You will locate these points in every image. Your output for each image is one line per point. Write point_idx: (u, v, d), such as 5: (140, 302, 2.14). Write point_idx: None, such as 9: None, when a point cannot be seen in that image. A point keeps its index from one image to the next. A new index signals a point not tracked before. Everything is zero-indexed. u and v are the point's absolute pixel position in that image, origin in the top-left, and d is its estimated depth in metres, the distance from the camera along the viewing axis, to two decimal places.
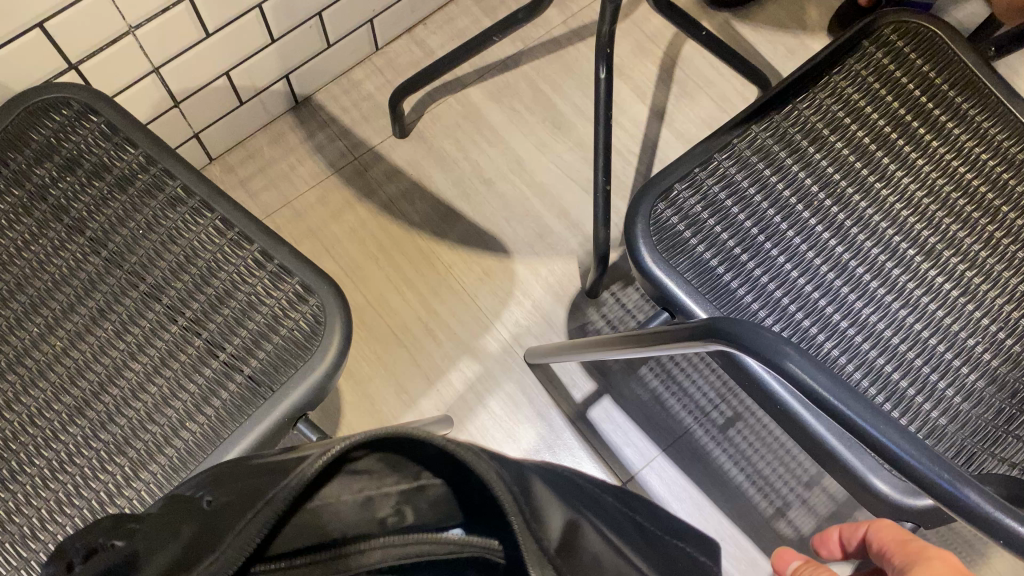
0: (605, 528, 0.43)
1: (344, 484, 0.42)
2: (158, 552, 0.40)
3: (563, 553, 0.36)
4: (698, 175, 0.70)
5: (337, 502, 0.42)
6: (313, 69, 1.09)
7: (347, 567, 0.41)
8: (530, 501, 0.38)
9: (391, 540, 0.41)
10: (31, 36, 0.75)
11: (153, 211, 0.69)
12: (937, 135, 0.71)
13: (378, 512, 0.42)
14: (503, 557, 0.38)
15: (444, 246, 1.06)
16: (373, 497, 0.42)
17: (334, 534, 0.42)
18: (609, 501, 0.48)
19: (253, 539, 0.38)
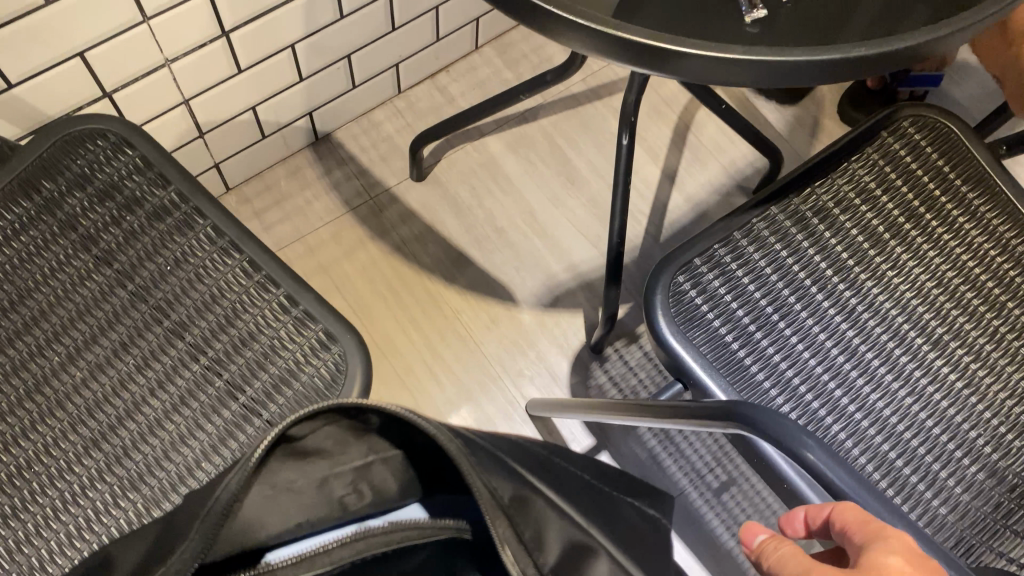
0: (547, 480, 0.49)
1: (299, 469, 0.47)
2: (128, 552, 0.47)
3: (517, 504, 0.42)
4: (716, 251, 0.72)
5: (296, 487, 0.48)
6: (336, 108, 1.11)
7: (329, 557, 0.49)
8: (478, 457, 0.43)
9: (372, 532, 0.49)
10: (70, 65, 0.77)
11: (182, 247, 0.70)
12: (948, 227, 0.74)
13: (337, 492, 0.49)
14: (473, 534, 0.49)
15: (452, 291, 1.07)
16: (329, 477, 0.48)
17: (298, 519, 0.49)
18: (545, 456, 0.54)
19: (212, 530, 0.43)
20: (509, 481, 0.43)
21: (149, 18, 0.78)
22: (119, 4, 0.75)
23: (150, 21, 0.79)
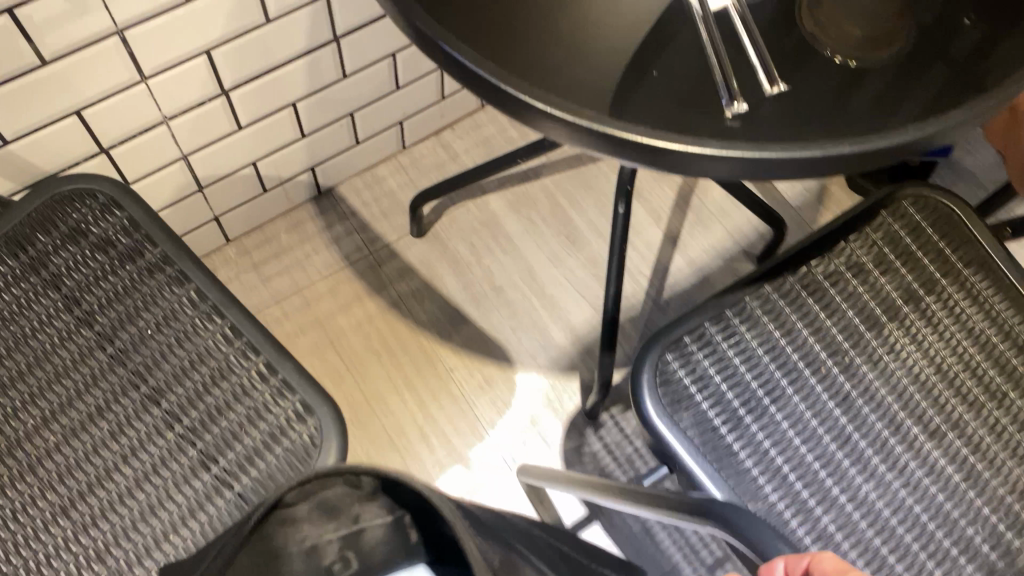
0: (530, 550, 0.48)
1: (286, 534, 0.44)
2: None
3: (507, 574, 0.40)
4: (708, 328, 0.71)
5: (281, 555, 0.45)
6: (338, 163, 1.11)
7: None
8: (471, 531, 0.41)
9: None
10: (66, 122, 0.77)
11: (165, 310, 0.69)
12: (947, 311, 0.72)
13: (323, 562, 0.45)
14: None
15: (447, 349, 1.05)
16: (318, 544, 0.45)
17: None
18: (534, 533, 0.55)
19: None
20: (495, 548, 0.42)
21: (147, 78, 0.79)
22: (117, 65, 0.76)
23: (148, 80, 0.79)
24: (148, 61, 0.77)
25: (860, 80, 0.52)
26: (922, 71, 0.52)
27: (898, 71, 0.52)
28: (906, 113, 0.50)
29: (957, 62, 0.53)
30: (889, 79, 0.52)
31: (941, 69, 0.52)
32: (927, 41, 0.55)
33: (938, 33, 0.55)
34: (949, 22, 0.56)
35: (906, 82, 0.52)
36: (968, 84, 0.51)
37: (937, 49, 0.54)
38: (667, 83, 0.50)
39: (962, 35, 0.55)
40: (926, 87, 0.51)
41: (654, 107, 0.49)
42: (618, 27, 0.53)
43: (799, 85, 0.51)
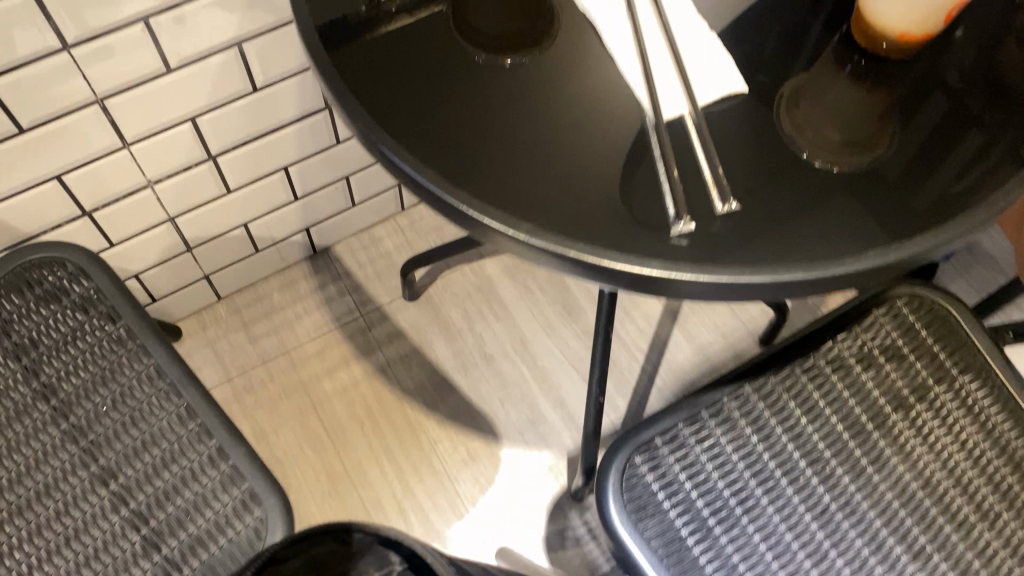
0: None
1: None
2: None
3: None
4: (680, 429, 0.68)
5: None
6: (333, 225, 1.10)
7: None
8: None
9: None
10: (47, 187, 0.77)
11: (123, 386, 0.68)
12: (938, 421, 0.68)
13: None
14: None
15: (431, 419, 1.03)
16: None
17: None
18: None
19: None
20: None
21: (129, 145, 0.79)
22: (97, 132, 0.76)
23: (130, 147, 0.79)
24: (129, 128, 0.77)
25: (853, 180, 0.48)
26: (918, 175, 0.48)
27: (893, 173, 0.48)
28: (891, 224, 0.45)
29: (958, 166, 0.48)
30: (880, 182, 0.48)
31: (939, 173, 0.48)
32: (933, 136, 0.50)
33: (947, 127, 0.50)
34: (961, 115, 0.51)
35: (898, 186, 0.47)
36: (967, 193, 0.47)
37: (942, 147, 0.49)
38: (630, 173, 0.46)
39: (971, 132, 0.50)
40: (920, 193, 0.47)
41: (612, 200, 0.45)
42: (601, 105, 0.49)
43: (782, 185, 0.47)
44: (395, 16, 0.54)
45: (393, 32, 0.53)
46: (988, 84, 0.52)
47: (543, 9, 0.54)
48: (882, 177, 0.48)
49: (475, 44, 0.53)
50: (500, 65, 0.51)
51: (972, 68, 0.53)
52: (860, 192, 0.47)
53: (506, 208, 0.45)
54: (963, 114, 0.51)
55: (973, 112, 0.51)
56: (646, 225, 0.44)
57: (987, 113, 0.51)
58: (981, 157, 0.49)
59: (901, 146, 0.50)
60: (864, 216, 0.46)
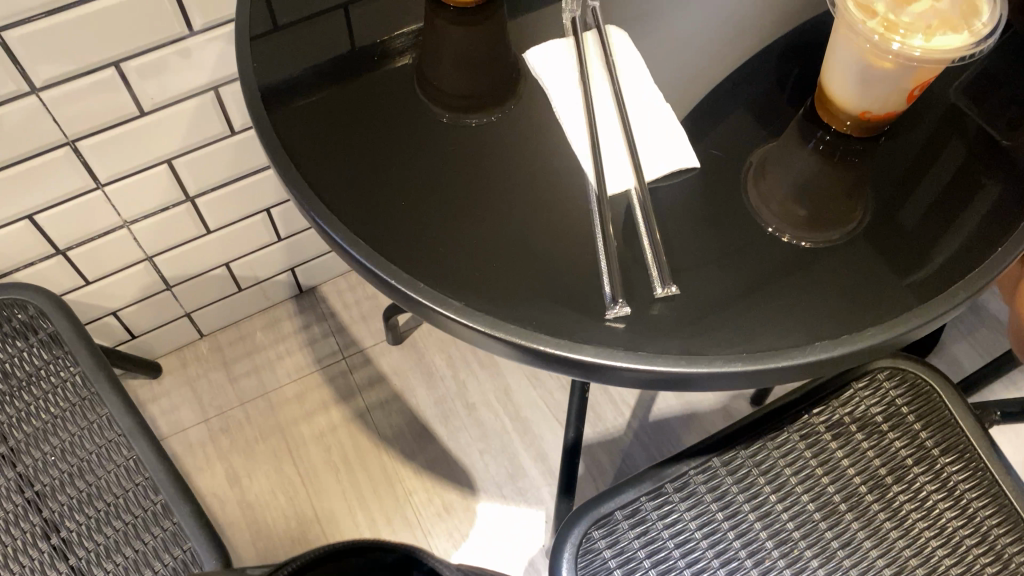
0: None
1: None
2: None
3: None
4: (643, 503, 0.65)
5: None
6: (320, 265, 1.10)
7: None
8: None
9: None
10: (18, 226, 0.77)
11: (74, 436, 0.66)
12: (916, 504, 0.65)
13: None
14: None
15: (408, 469, 1.01)
16: None
17: None
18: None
19: None
20: None
21: (103, 185, 0.79)
22: (70, 173, 0.75)
23: (104, 187, 0.79)
24: (103, 169, 0.77)
25: (812, 260, 0.45)
26: (881, 257, 0.46)
27: (855, 254, 0.46)
28: (844, 311, 0.43)
29: (923, 250, 0.46)
30: (839, 263, 0.45)
31: (903, 257, 0.45)
32: (902, 215, 0.47)
33: (918, 205, 0.48)
34: (935, 193, 0.48)
35: (858, 269, 0.45)
36: (931, 281, 0.44)
37: (911, 228, 0.47)
38: (570, 248, 0.45)
39: (944, 211, 0.48)
40: (879, 278, 0.44)
41: (547, 281, 0.43)
42: (542, 179, 0.47)
43: (734, 261, 0.45)
44: (379, 61, 0.54)
45: (346, 90, 0.52)
46: (967, 162, 0.50)
47: (505, 70, 0.53)
48: (842, 257, 0.46)
49: (433, 103, 0.52)
50: (457, 126, 0.50)
51: (951, 145, 0.50)
52: (816, 273, 0.45)
53: (436, 282, 0.43)
54: (937, 192, 0.48)
55: (950, 190, 0.48)
56: (581, 305, 0.42)
57: (974, 189, 0.49)
58: (957, 241, 0.46)
59: (868, 224, 0.47)
60: (818, 300, 0.43)
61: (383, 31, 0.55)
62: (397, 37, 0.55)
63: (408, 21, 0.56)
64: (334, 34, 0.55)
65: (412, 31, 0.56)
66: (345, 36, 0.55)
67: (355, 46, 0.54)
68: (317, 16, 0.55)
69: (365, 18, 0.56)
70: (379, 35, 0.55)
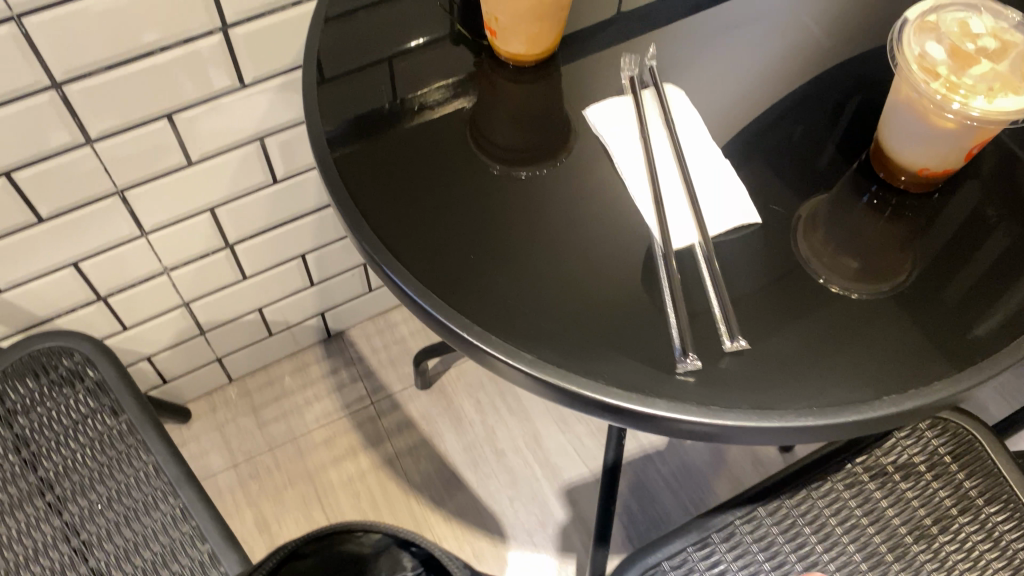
0: None
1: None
2: None
3: None
4: (689, 554, 0.65)
5: None
6: (349, 309, 1.11)
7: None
8: None
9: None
10: (63, 273, 0.78)
11: (120, 484, 0.66)
12: (962, 554, 0.65)
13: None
14: None
15: (437, 515, 1.00)
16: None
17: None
18: None
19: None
20: None
21: (147, 233, 0.80)
22: (116, 221, 0.76)
23: (148, 235, 0.80)
24: (148, 218, 0.78)
25: (872, 312, 0.46)
26: (942, 310, 0.46)
27: (912, 305, 0.46)
28: (910, 364, 0.44)
29: (975, 301, 0.47)
30: (899, 315, 0.46)
31: (963, 310, 0.46)
32: (959, 267, 0.48)
33: (959, 248, 0.49)
34: (967, 233, 0.50)
35: (918, 321, 0.46)
36: (989, 336, 0.45)
37: (963, 277, 0.48)
38: (640, 303, 0.45)
39: (965, 248, 0.49)
40: (941, 330, 0.45)
41: (619, 336, 0.44)
42: (607, 233, 0.48)
43: (799, 315, 0.45)
44: (419, 113, 0.55)
45: (404, 143, 0.53)
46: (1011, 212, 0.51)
47: (555, 124, 0.55)
48: (900, 309, 0.46)
49: (486, 155, 0.53)
50: (509, 177, 0.52)
51: (998, 196, 0.52)
52: (879, 325, 0.45)
53: (505, 333, 0.44)
54: (987, 238, 0.50)
55: (1006, 244, 0.49)
56: (649, 358, 0.43)
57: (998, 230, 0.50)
58: (996, 286, 0.47)
59: (920, 276, 0.48)
60: (882, 352, 0.44)
61: (420, 83, 0.57)
62: (435, 90, 0.57)
63: (445, 75, 0.58)
64: (379, 85, 0.56)
65: (450, 84, 0.57)
66: (386, 87, 0.56)
67: (397, 99, 0.56)
68: (360, 70, 0.57)
69: (406, 72, 0.57)
70: (417, 88, 0.57)
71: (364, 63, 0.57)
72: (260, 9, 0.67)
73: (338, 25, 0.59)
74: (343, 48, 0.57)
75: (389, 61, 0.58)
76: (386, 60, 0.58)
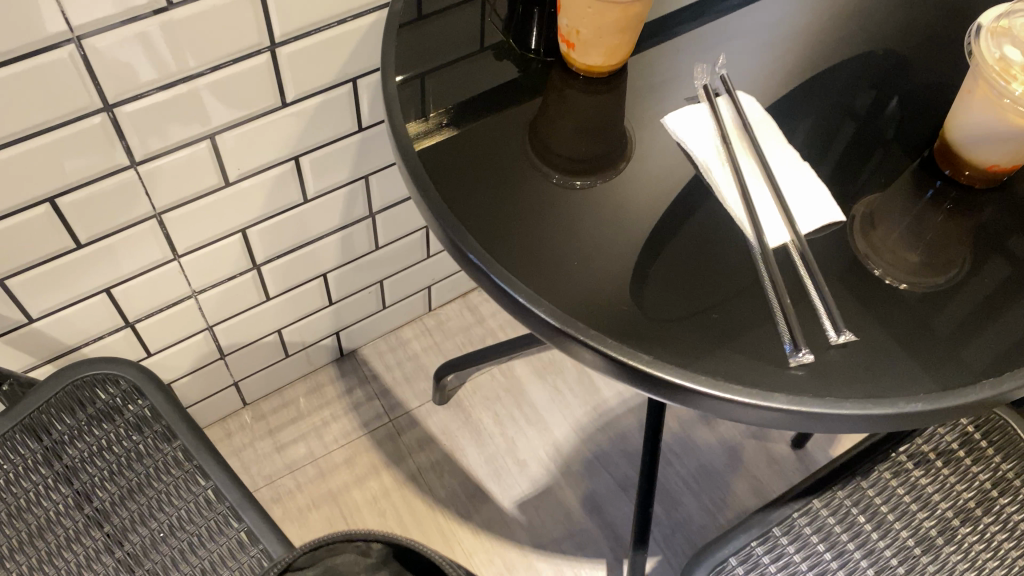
0: None
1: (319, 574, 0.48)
2: None
3: None
4: (754, 548, 0.66)
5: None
6: (362, 328, 1.10)
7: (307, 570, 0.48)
8: None
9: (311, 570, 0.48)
10: (95, 299, 0.76)
11: (179, 512, 0.65)
12: (1008, 534, 0.66)
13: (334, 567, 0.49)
14: None
15: (465, 529, 1.00)
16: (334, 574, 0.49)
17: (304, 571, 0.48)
18: None
19: None
20: None
21: (179, 256, 0.79)
22: (151, 245, 0.76)
23: (180, 259, 0.79)
24: (182, 241, 0.77)
25: (949, 303, 0.49)
26: (1011, 298, 0.50)
27: (980, 293, 0.50)
28: (996, 352, 0.47)
29: None
30: (974, 304, 0.49)
31: None
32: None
33: (1013, 238, 0.52)
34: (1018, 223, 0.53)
35: (995, 311, 0.49)
36: None
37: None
38: (742, 304, 0.48)
39: (1011, 236, 0.53)
40: (1016, 320, 0.48)
41: (727, 335, 0.46)
42: (697, 240, 0.51)
43: (889, 308, 0.48)
44: (440, 129, 0.56)
45: (485, 157, 0.55)
46: None
47: (619, 135, 0.57)
48: (971, 298, 0.49)
49: (548, 165, 0.55)
50: (568, 187, 0.54)
51: None
52: (960, 315, 0.48)
53: (620, 337, 0.46)
54: None
55: None
56: (763, 356, 0.45)
57: None
58: None
59: (976, 265, 0.51)
60: (969, 340, 0.47)
61: (450, 94, 0.59)
62: (463, 101, 0.58)
63: (469, 87, 0.60)
64: (412, 96, 0.58)
65: (476, 96, 0.59)
66: (420, 100, 0.58)
67: (425, 115, 0.57)
68: (403, 82, 0.58)
69: (436, 87, 0.59)
70: (447, 102, 0.58)
71: (406, 74, 0.59)
72: (305, 29, 0.68)
73: (410, 31, 0.62)
74: (400, 55, 0.60)
75: (427, 74, 0.60)
76: (429, 71, 0.60)
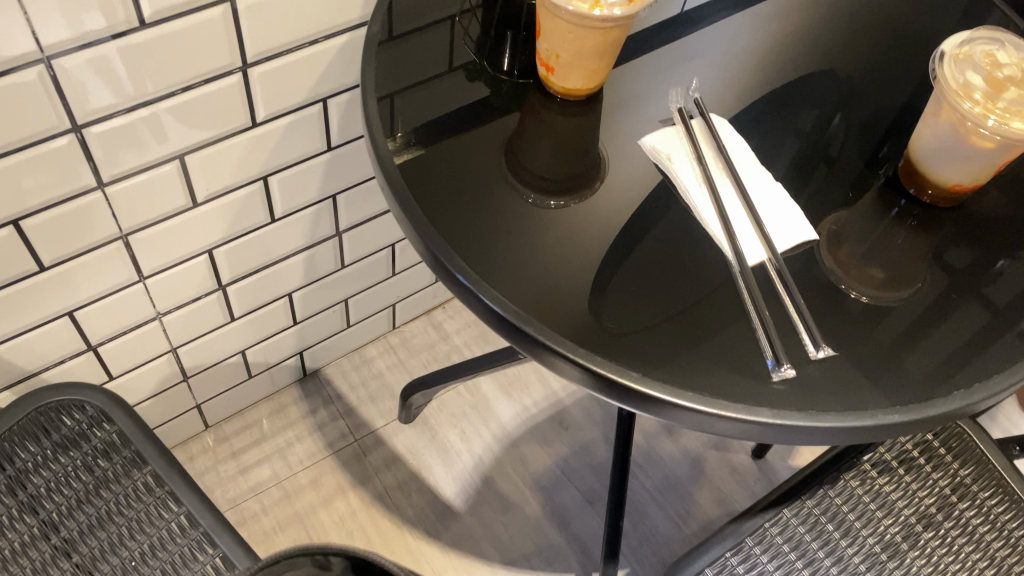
0: None
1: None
2: None
3: None
4: (728, 559, 0.67)
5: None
6: (326, 347, 1.09)
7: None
8: None
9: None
10: (58, 323, 0.75)
11: (151, 540, 0.63)
12: (967, 537, 0.69)
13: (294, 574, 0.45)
14: None
15: (433, 548, 0.99)
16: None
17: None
18: None
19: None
20: None
21: (145, 278, 0.78)
22: (116, 267, 0.74)
23: (145, 280, 0.78)
24: (148, 262, 0.76)
25: (914, 317, 0.51)
26: (974, 311, 0.52)
27: (946, 306, 0.52)
28: (961, 364, 0.49)
29: (998, 303, 0.53)
30: (941, 317, 0.51)
31: (993, 314, 0.52)
32: (981, 274, 0.54)
33: (972, 254, 0.55)
34: (976, 239, 0.56)
35: (958, 324, 0.51)
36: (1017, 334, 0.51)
37: (983, 282, 0.54)
38: (722, 319, 0.49)
39: (970, 252, 0.55)
40: (978, 332, 0.51)
41: (709, 349, 0.47)
42: (676, 258, 0.52)
43: (859, 322, 0.50)
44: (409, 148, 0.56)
45: (465, 175, 0.55)
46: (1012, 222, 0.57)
47: (595, 155, 0.58)
48: (937, 311, 0.52)
49: (524, 184, 0.56)
50: (547, 206, 0.54)
51: (995, 206, 0.58)
52: (927, 328, 0.50)
53: (606, 353, 0.46)
54: (990, 244, 0.56)
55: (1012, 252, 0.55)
56: (747, 370, 0.46)
57: (993, 235, 0.56)
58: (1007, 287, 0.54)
59: (939, 280, 0.53)
60: (937, 352, 0.49)
61: (422, 112, 0.59)
62: (438, 119, 0.59)
63: (442, 106, 0.60)
64: (387, 112, 0.58)
65: (451, 115, 0.59)
66: (392, 116, 0.57)
67: (394, 133, 0.57)
68: (382, 98, 0.59)
69: (408, 105, 0.59)
70: (419, 121, 0.58)
71: (383, 92, 0.59)
72: (277, 49, 0.67)
73: (390, 49, 0.63)
74: (376, 70, 0.60)
75: (402, 91, 0.60)
76: (404, 88, 0.60)
